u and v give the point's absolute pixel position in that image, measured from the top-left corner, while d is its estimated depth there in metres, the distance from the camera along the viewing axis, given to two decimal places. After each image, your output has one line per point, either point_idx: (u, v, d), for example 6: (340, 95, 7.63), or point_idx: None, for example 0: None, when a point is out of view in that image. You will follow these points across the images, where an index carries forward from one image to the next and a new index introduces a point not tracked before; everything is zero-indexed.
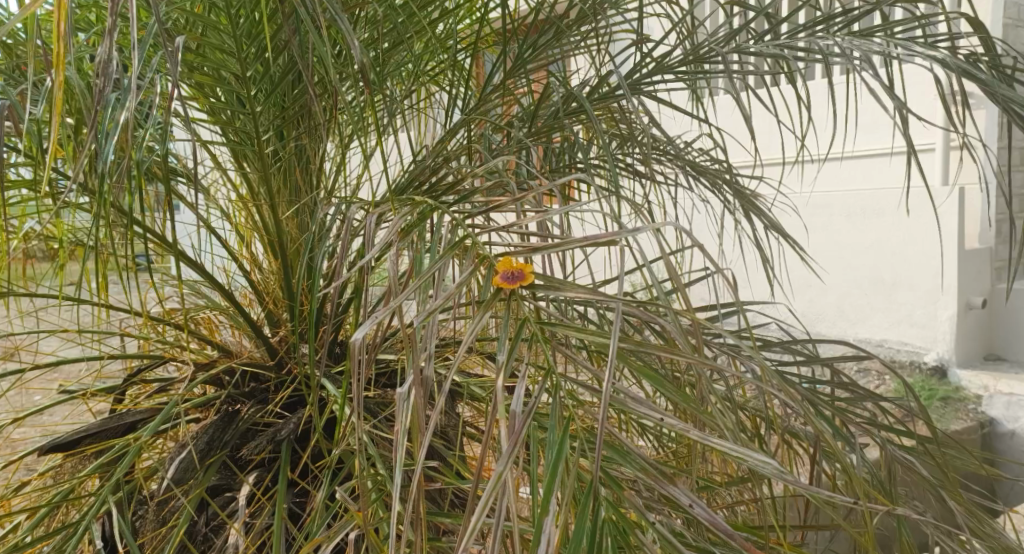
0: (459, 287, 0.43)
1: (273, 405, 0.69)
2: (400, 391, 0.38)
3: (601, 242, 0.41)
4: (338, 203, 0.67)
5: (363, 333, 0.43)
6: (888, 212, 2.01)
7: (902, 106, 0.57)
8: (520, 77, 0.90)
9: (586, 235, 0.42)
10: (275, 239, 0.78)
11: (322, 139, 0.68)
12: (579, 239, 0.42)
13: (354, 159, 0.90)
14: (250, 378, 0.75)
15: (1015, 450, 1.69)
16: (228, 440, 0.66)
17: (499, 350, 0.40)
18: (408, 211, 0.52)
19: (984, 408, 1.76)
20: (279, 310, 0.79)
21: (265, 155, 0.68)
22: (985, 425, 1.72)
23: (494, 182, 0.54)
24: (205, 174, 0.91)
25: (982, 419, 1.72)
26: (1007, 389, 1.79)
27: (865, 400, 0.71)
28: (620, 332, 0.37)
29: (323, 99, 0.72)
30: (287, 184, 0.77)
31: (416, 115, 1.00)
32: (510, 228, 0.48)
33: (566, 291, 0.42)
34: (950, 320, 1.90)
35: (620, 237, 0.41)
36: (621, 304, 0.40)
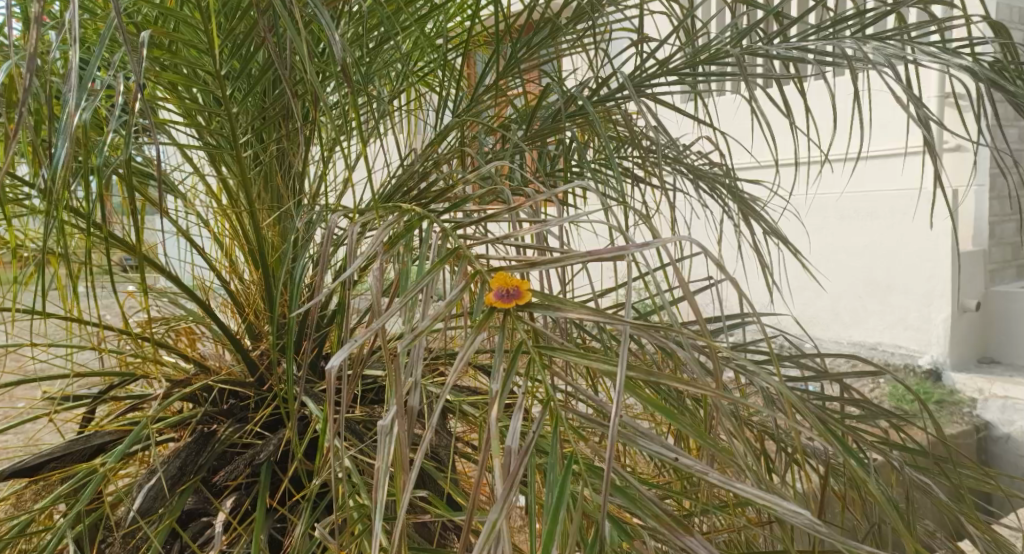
0: (449, 306, 0.39)
1: (252, 424, 0.65)
2: (382, 426, 0.35)
3: (604, 256, 0.38)
4: (320, 210, 0.63)
5: (342, 358, 0.39)
6: (883, 214, 1.99)
7: (925, 114, 0.54)
8: (514, 78, 0.86)
9: (589, 250, 0.38)
10: (254, 247, 0.74)
11: (304, 143, 0.64)
12: (580, 253, 0.38)
13: (341, 164, 0.86)
14: (229, 395, 0.72)
15: (1009, 453, 1.67)
16: (203, 464, 0.62)
17: (493, 378, 0.36)
18: (395, 221, 0.48)
19: (978, 412, 1.73)
20: (260, 322, 0.75)
21: (243, 160, 0.64)
22: (980, 429, 1.69)
23: (488, 189, 0.50)
24: (183, 178, 0.86)
25: (977, 423, 1.69)
26: (1002, 393, 1.76)
27: (877, 417, 0.68)
28: (629, 360, 0.33)
29: (305, 100, 0.68)
30: (268, 190, 0.72)
31: (405, 116, 0.95)
32: (506, 240, 0.44)
33: (568, 311, 0.37)
34: (944, 323, 1.88)
35: (625, 252, 0.37)
36: (628, 325, 0.36)
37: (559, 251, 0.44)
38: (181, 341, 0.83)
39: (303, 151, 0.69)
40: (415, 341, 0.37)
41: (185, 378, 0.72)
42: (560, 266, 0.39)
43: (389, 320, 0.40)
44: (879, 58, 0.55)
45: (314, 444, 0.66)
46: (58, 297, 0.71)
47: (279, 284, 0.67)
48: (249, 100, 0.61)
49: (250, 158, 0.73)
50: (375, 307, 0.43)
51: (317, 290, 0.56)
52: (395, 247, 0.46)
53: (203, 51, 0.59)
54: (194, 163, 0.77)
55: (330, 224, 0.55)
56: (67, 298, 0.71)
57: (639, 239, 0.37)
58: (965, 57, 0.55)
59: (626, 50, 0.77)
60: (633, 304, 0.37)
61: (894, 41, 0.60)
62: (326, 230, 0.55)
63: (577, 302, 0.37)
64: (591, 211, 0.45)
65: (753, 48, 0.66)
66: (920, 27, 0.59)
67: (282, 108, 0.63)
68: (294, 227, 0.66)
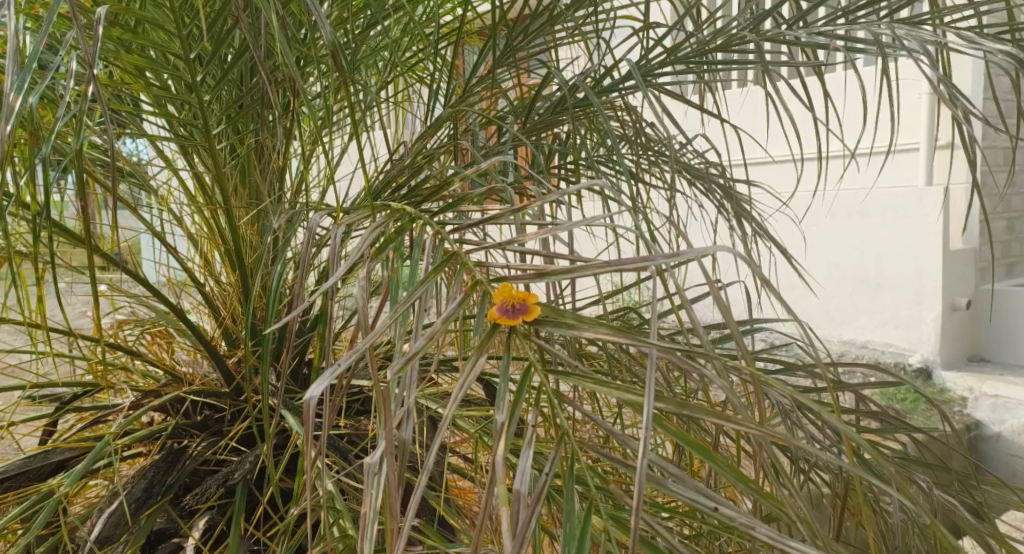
0: (446, 323, 0.34)
1: (227, 440, 0.60)
2: (369, 465, 0.30)
3: (627, 267, 0.33)
4: (300, 208, 0.58)
5: (321, 389, 0.32)
6: (874, 212, 1.95)
7: (967, 104, 0.49)
8: (510, 67, 0.81)
9: (609, 260, 0.33)
10: (230, 246, 0.69)
11: (282, 135, 0.59)
12: (599, 263, 0.34)
13: (326, 161, 0.80)
14: (202, 407, 0.66)
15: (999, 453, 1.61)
16: (172, 484, 0.57)
17: (497, 408, 0.31)
18: (384, 223, 0.43)
19: (969, 411, 1.68)
20: (237, 327, 0.70)
21: (216, 153, 0.59)
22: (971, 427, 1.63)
23: (489, 186, 0.44)
24: (155, 173, 0.81)
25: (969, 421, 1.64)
26: (994, 392, 1.73)
27: (897, 431, 0.64)
28: (656, 391, 0.29)
29: (285, 89, 0.63)
30: (246, 186, 0.67)
31: (394, 109, 0.90)
32: (508, 246, 0.39)
33: (585, 331, 0.33)
34: (935, 322, 1.85)
35: (650, 265, 0.32)
36: (656, 348, 0.31)
37: (570, 259, 0.39)
38: (152, 347, 0.78)
39: (283, 143, 0.64)
40: (409, 364, 0.32)
41: (154, 389, 0.66)
42: (575, 274, 0.34)
43: (382, 335, 0.34)
44: (910, 42, 0.50)
45: (293, 461, 0.61)
46: (16, 301, 0.66)
47: (252, 288, 0.61)
48: (221, 85, 0.55)
49: (225, 149, 0.67)
50: (361, 320, 0.38)
51: (295, 296, 0.50)
52: (385, 251, 0.41)
53: (172, 32, 0.54)
54: (166, 157, 0.72)
55: (312, 221, 0.50)
56: (26, 301, 0.66)
57: (667, 251, 0.32)
58: (1008, 43, 0.51)
59: (628, 39, 0.73)
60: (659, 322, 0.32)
61: (927, 27, 0.56)
62: (307, 231, 0.49)
63: (594, 320, 0.32)
64: (608, 213, 0.40)
65: (772, 35, 0.62)
66: (956, 11, 0.54)
67: (259, 95, 0.58)
68: (270, 226, 0.60)
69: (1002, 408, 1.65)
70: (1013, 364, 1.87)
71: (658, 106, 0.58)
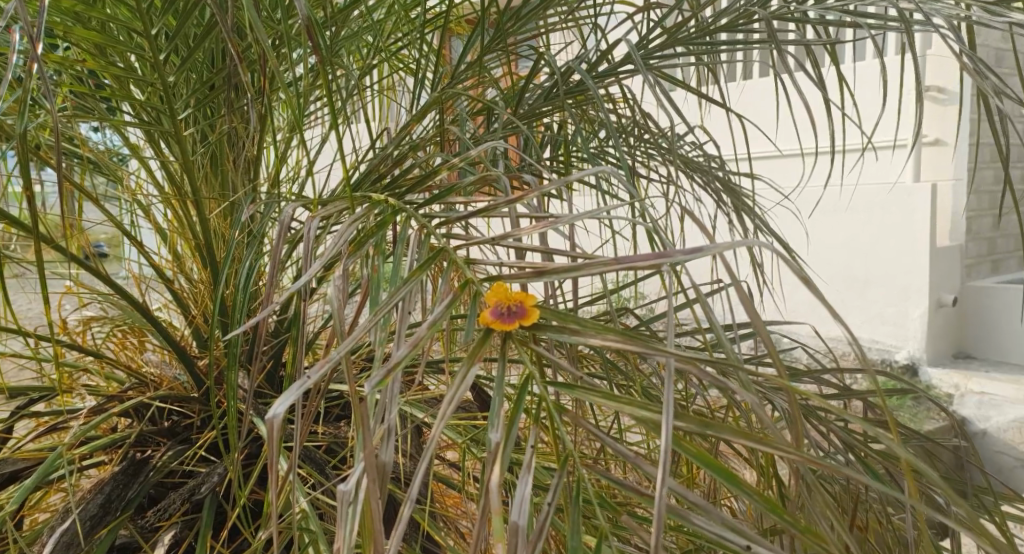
0: (431, 328, 0.30)
1: (195, 449, 0.56)
2: (344, 493, 0.26)
3: (639, 267, 0.29)
4: (271, 200, 0.54)
5: (287, 407, 0.26)
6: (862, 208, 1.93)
7: (1001, 88, 0.45)
8: (500, 53, 0.77)
9: (617, 259, 0.29)
10: (200, 242, 0.64)
11: (253, 122, 0.55)
12: (605, 261, 0.30)
13: (306, 152, 0.75)
14: (171, 412, 0.62)
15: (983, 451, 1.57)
16: (132, 498, 0.53)
17: (490, 427, 0.27)
18: (364, 216, 0.39)
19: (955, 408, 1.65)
20: (208, 327, 0.65)
21: (183, 139, 0.55)
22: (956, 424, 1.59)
23: (480, 176, 0.40)
24: (124, 164, 0.76)
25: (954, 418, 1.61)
26: (979, 389, 1.71)
27: (907, 441, 0.60)
28: (675, 405, 0.25)
29: (259, 71, 0.58)
30: (216, 177, 0.63)
31: (379, 98, 0.86)
32: (503, 241, 0.35)
33: (590, 339, 0.29)
34: (921, 319, 1.84)
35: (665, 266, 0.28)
36: (671, 357, 0.27)
37: (571, 257, 0.35)
38: (120, 347, 0.74)
39: (256, 130, 0.59)
40: (390, 377, 0.27)
41: (117, 394, 0.62)
42: (577, 273, 0.30)
43: (359, 342, 0.30)
44: (938, 20, 0.46)
45: (265, 473, 0.57)
46: None
47: (220, 288, 0.57)
48: (187, 64, 0.51)
49: (194, 137, 0.63)
50: (335, 325, 0.34)
51: (264, 297, 0.46)
52: (365, 249, 0.37)
53: (130, 6, 0.49)
54: (133, 146, 0.67)
55: (287, 214, 0.45)
56: None
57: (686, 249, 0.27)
58: None
59: (623, 23, 0.69)
60: (674, 330, 0.28)
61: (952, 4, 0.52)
62: (279, 225, 0.45)
63: (601, 327, 0.28)
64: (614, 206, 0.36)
65: (782, 14, 0.58)
66: None
67: (229, 77, 0.53)
68: (241, 220, 0.56)
69: (987, 402, 1.62)
70: (998, 360, 1.85)
71: (662, 93, 0.54)
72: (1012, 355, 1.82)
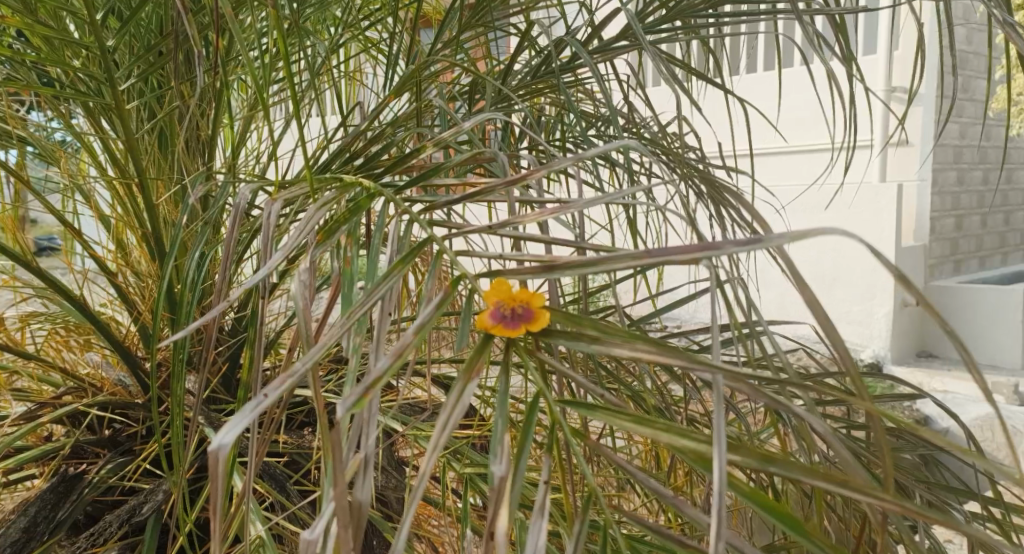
0: (417, 337, 0.25)
1: (137, 463, 0.50)
2: (309, 543, 0.20)
3: (679, 261, 0.23)
4: (222, 184, 0.47)
5: (235, 434, 0.20)
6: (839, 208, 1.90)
7: None
8: (480, 31, 0.71)
9: (650, 251, 0.23)
10: (146, 230, 0.57)
11: (202, 95, 0.48)
12: (635, 254, 0.24)
13: (265, 134, 0.69)
14: (112, 421, 0.56)
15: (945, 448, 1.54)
16: (63, 519, 0.47)
17: (493, 457, 0.22)
18: (335, 199, 0.33)
19: (918, 406, 1.62)
20: (155, 326, 0.59)
21: (123, 112, 0.48)
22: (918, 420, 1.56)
23: (472, 154, 0.34)
24: (63, 143, 0.69)
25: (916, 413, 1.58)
26: (940, 386, 1.71)
27: (913, 448, 0.56)
28: (729, 433, 0.20)
29: (211, 40, 0.52)
30: (163, 159, 0.56)
31: (347, 79, 0.79)
32: (500, 230, 0.29)
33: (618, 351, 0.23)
34: (886, 318, 1.83)
35: (713, 259, 0.22)
36: (720, 379, 0.22)
37: (578, 249, 0.30)
38: (59, 345, 0.67)
39: (208, 105, 0.53)
40: (368, 396, 0.22)
41: (50, 399, 0.55)
42: (597, 268, 0.24)
43: (329, 349, 0.24)
44: None
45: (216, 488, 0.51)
46: None
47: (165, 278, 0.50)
48: (127, 25, 0.44)
49: (137, 113, 0.56)
50: (300, 328, 0.28)
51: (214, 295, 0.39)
52: (335, 238, 0.31)
53: None
54: (71, 122, 0.60)
55: (244, 198, 0.38)
56: None
57: (740, 240, 0.22)
58: None
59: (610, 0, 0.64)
60: (720, 339, 0.23)
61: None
62: (232, 209, 0.37)
63: (629, 334, 0.23)
64: (633, 191, 0.30)
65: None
66: None
67: (177, 42, 0.47)
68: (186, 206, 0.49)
69: (956, 398, 1.60)
70: (957, 359, 1.86)
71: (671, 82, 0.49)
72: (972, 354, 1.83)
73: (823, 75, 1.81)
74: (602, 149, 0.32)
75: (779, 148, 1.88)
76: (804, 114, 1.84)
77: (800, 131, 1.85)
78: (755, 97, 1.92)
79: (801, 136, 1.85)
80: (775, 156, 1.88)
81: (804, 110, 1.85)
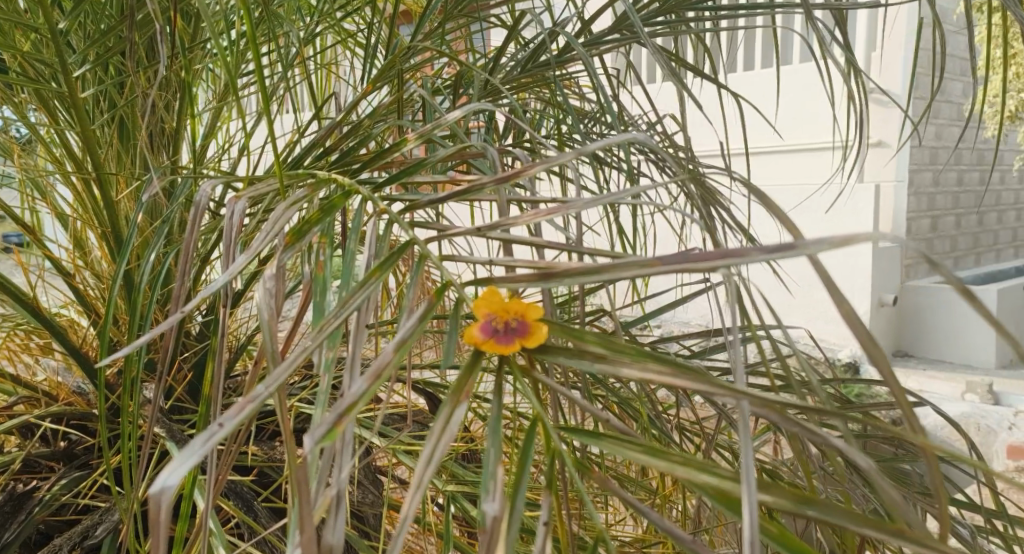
0: (400, 354, 0.22)
1: (92, 477, 0.46)
2: None
3: (696, 268, 0.20)
4: (184, 179, 0.44)
5: (183, 471, 0.17)
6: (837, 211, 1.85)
7: None
8: (463, 21, 0.68)
9: (663, 258, 0.20)
10: (105, 228, 0.54)
11: (164, 83, 0.45)
12: (646, 261, 0.21)
13: (235, 126, 0.65)
14: (68, 432, 0.52)
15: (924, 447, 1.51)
16: (9, 539, 0.43)
17: (485, 494, 0.19)
18: (307, 198, 0.30)
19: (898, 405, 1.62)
20: (115, 330, 0.55)
21: (77, 99, 0.44)
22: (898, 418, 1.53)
23: (459, 148, 0.31)
24: (18, 133, 0.65)
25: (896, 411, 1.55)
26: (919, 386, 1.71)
27: (911, 459, 0.54)
28: (758, 469, 0.17)
29: (176, 25, 0.48)
30: (123, 152, 0.53)
31: (322, 70, 0.76)
32: (490, 232, 0.26)
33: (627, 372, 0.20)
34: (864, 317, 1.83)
35: (737, 267, 0.19)
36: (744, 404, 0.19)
37: (575, 254, 0.27)
38: (13, 348, 0.63)
39: (172, 94, 0.49)
40: (340, 425, 0.19)
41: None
42: (601, 275, 0.22)
43: (300, 366, 0.21)
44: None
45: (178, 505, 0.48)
46: None
47: (114, 289, 0.40)
48: (82, 6, 0.40)
49: (95, 102, 0.52)
50: (266, 341, 0.25)
51: (162, 346, 0.34)
52: (306, 240, 0.27)
53: None
54: (25, 112, 0.56)
55: (207, 194, 0.33)
56: None
57: (767, 246, 0.19)
58: None
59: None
60: (743, 358, 0.20)
61: None
62: (192, 205, 0.32)
63: (639, 352, 0.20)
64: (641, 190, 0.27)
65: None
66: None
67: (137, 26, 0.43)
68: (141, 206, 0.42)
69: (935, 398, 1.60)
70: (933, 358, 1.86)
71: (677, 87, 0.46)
72: (950, 354, 1.83)
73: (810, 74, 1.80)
74: (608, 144, 0.29)
75: (780, 146, 1.87)
76: (806, 113, 1.84)
77: (800, 130, 1.85)
78: (750, 94, 1.92)
79: (799, 135, 1.86)
80: (774, 154, 1.88)
81: (804, 109, 1.85)
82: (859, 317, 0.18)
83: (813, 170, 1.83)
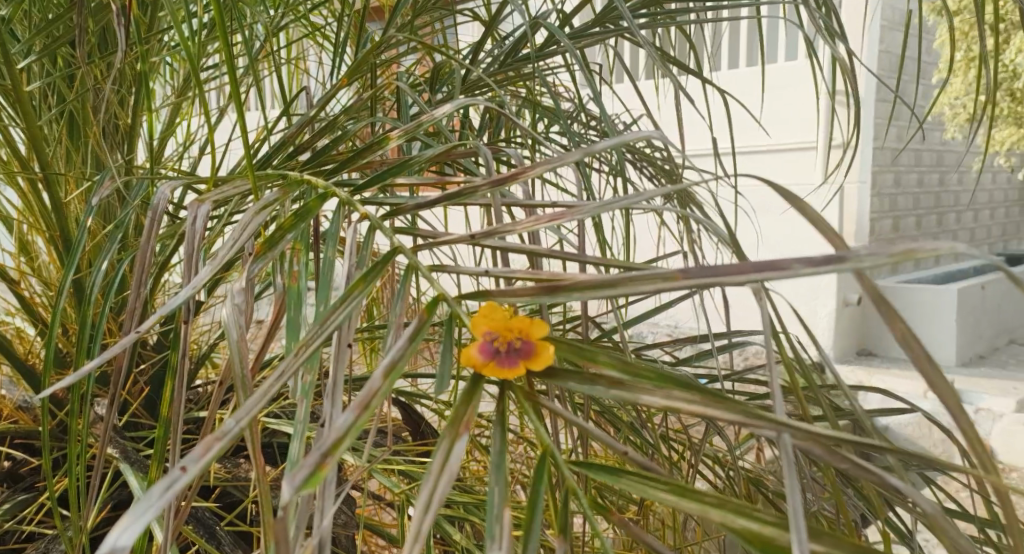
0: (391, 379, 0.19)
1: (41, 502, 0.43)
2: None
3: (727, 282, 0.18)
4: (139, 181, 0.41)
5: (135, 528, 0.15)
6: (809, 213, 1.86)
7: None
8: (438, 15, 0.65)
9: (689, 271, 0.18)
10: (54, 230, 0.50)
11: (116, 76, 0.41)
12: (668, 273, 0.19)
13: (195, 124, 0.61)
14: (16, 451, 0.49)
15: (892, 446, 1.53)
16: None
17: (491, 543, 0.17)
18: (278, 201, 0.27)
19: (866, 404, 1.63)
20: (69, 343, 0.52)
21: (21, 94, 0.41)
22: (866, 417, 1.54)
23: (447, 148, 0.29)
24: None
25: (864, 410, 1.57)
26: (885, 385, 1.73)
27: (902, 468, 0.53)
28: (807, 514, 0.15)
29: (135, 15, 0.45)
30: (72, 150, 0.49)
31: (290, 64, 0.72)
32: (486, 240, 0.24)
33: (650, 400, 0.18)
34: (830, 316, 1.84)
35: (775, 281, 0.17)
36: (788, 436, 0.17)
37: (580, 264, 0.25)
38: None
39: (126, 91, 0.46)
40: (325, 467, 0.16)
41: None
42: (618, 289, 0.19)
43: (275, 396, 0.19)
44: None
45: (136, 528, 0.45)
46: None
47: (59, 296, 0.36)
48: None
49: (44, 97, 0.49)
50: (235, 362, 0.22)
51: (116, 361, 0.30)
52: (279, 248, 0.25)
53: None
54: None
55: (167, 196, 0.30)
56: None
57: (810, 258, 0.17)
58: None
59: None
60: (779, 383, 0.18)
61: None
62: (150, 209, 0.29)
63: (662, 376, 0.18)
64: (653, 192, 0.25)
65: None
66: None
67: (85, 17, 0.40)
68: (92, 209, 0.39)
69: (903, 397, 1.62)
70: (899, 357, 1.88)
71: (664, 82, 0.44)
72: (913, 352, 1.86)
73: (785, 77, 1.81)
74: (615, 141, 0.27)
75: (756, 147, 1.88)
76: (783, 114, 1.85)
77: (779, 131, 1.86)
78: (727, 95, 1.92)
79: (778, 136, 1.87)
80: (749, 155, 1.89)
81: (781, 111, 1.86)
82: (915, 338, 0.16)
83: (791, 172, 1.85)
